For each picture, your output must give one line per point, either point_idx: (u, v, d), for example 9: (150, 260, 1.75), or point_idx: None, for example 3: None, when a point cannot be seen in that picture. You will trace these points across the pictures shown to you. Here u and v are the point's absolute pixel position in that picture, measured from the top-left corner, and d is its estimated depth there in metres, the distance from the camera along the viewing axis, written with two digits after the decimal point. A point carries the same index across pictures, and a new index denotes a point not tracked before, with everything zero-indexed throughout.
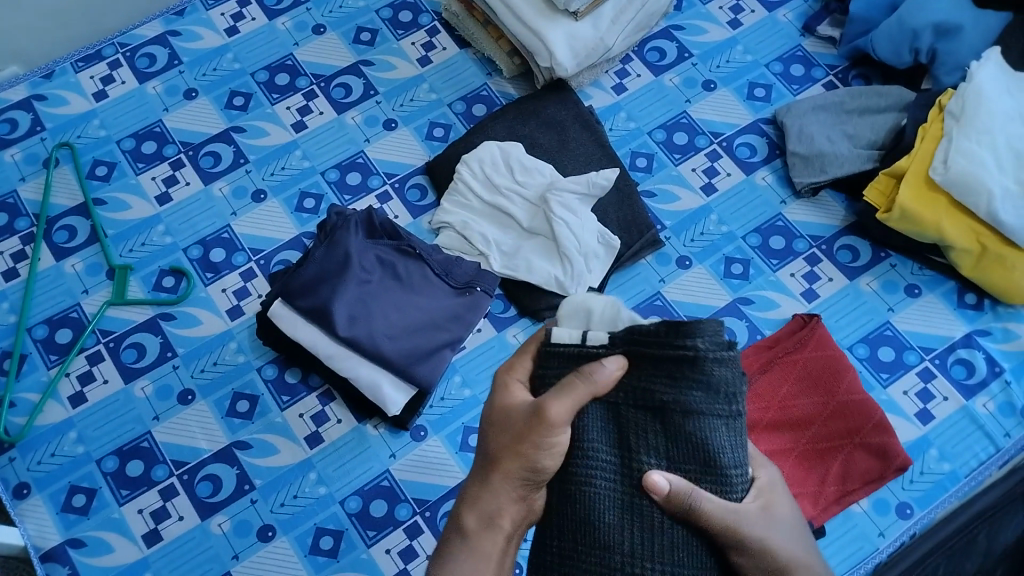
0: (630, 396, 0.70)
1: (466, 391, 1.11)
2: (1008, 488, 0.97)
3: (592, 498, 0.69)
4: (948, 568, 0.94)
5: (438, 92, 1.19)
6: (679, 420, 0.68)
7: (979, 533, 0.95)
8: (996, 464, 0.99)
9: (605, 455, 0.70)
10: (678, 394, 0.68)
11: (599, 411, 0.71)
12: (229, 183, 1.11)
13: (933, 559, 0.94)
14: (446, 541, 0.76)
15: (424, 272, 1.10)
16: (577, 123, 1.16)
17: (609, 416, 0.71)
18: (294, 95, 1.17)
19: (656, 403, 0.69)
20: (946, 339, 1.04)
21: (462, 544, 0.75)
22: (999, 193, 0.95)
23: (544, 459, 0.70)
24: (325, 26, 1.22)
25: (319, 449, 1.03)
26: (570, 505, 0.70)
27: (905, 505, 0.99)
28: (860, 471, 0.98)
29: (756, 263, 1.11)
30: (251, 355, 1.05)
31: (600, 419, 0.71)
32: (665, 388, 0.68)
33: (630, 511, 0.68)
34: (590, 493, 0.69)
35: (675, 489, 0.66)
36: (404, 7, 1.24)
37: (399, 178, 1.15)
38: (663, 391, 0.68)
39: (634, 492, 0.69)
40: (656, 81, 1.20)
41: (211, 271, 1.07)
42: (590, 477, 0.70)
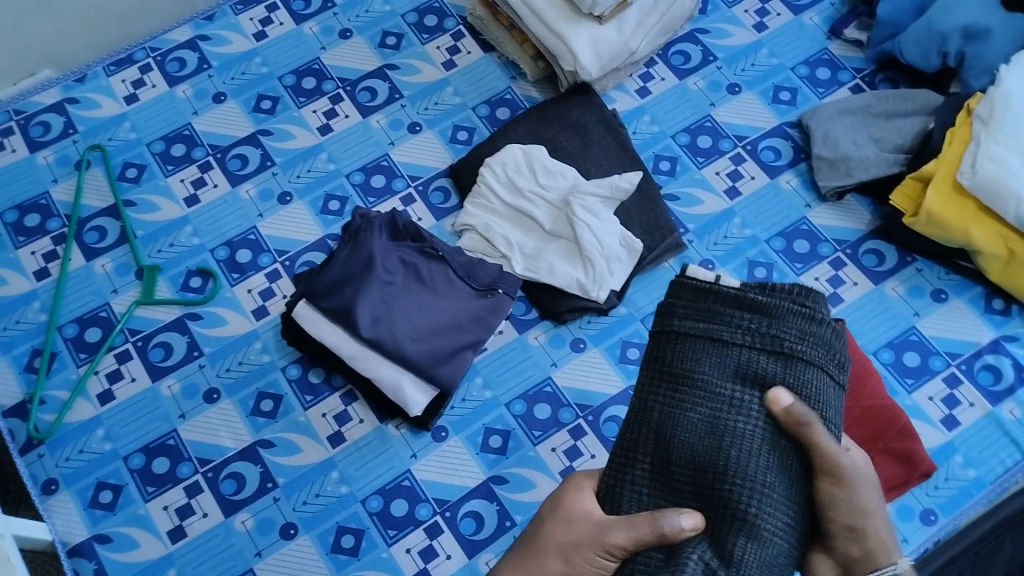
0: (756, 332, 0.70)
1: (487, 392, 1.11)
2: None
3: (698, 426, 0.69)
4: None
5: (462, 96, 1.30)
6: (804, 364, 0.69)
7: (1003, 541, 0.98)
8: (1021, 471, 1.03)
9: (718, 388, 0.70)
10: (807, 346, 0.69)
11: (722, 340, 0.70)
12: (256, 186, 1.23)
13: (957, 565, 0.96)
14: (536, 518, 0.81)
15: (447, 273, 1.11)
16: (600, 127, 1.21)
17: (734, 351, 0.70)
18: (321, 99, 1.29)
19: (784, 351, 0.69)
20: (972, 346, 1.09)
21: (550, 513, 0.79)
22: None
23: (651, 387, 0.72)
24: (351, 30, 1.34)
25: (341, 448, 1.08)
26: (671, 431, 0.70)
27: (929, 511, 1.01)
28: (883, 479, 0.99)
29: (780, 267, 1.15)
30: (275, 355, 1.14)
31: (714, 346, 0.70)
32: (795, 340, 0.69)
33: (728, 439, 0.68)
34: (694, 421, 0.69)
35: (795, 411, 0.67)
36: (429, 12, 1.36)
37: (424, 180, 1.24)
38: (793, 342, 0.69)
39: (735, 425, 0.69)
40: (682, 85, 1.27)
41: (237, 272, 1.19)
42: (696, 405, 0.70)
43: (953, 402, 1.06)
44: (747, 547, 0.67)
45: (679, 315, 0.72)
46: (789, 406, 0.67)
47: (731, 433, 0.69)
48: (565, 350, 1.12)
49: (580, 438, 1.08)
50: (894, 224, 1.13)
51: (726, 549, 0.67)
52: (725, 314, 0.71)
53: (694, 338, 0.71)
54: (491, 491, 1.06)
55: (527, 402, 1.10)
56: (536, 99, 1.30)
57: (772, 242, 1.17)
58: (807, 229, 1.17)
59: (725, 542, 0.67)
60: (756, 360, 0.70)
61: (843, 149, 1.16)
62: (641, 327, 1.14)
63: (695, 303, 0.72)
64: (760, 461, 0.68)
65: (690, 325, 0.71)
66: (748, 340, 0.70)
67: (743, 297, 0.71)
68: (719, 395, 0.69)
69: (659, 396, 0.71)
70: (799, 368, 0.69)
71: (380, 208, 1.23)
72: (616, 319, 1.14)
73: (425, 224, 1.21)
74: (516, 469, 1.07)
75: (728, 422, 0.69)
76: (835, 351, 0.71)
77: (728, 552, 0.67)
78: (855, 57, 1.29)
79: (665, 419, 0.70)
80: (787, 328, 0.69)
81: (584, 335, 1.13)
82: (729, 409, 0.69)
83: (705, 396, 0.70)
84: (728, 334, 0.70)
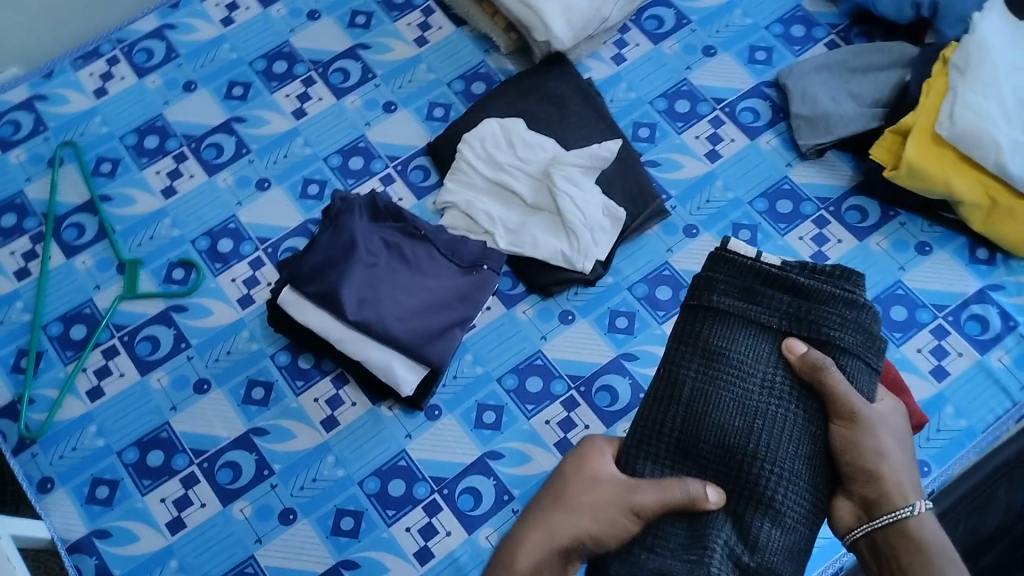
0: (790, 313, 0.76)
1: (478, 368, 1.10)
2: None
3: (730, 398, 0.74)
4: (967, 524, 0.96)
5: (436, 72, 1.28)
6: (835, 346, 0.75)
7: (997, 489, 0.98)
8: (1012, 418, 1.04)
9: (752, 365, 0.75)
10: (841, 329, 0.75)
11: (756, 320, 0.76)
12: (233, 174, 1.22)
13: (952, 514, 0.97)
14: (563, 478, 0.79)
15: (431, 252, 1.10)
16: (577, 97, 1.20)
17: (767, 329, 0.76)
18: (293, 83, 1.27)
19: (818, 333, 0.75)
20: (958, 297, 1.10)
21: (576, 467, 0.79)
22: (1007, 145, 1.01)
23: (687, 359, 0.76)
24: (319, 11, 1.32)
25: (335, 432, 1.08)
26: (707, 404, 0.74)
27: (923, 462, 1.02)
28: None
29: (765, 229, 1.15)
30: (263, 342, 1.13)
31: (748, 325, 0.76)
32: (832, 324, 0.75)
33: (759, 415, 0.73)
34: (727, 393, 0.74)
35: (810, 358, 0.73)
36: None
37: (402, 160, 1.23)
38: (829, 325, 0.75)
39: (768, 400, 0.74)
40: (657, 50, 1.26)
41: (220, 262, 1.18)
42: (731, 381, 0.74)
43: (943, 353, 1.07)
44: (767, 522, 0.71)
45: (718, 292, 0.77)
46: (807, 356, 0.73)
47: (759, 408, 0.74)
48: (554, 323, 1.12)
49: (574, 409, 1.08)
50: (876, 178, 1.13)
51: (749, 521, 0.71)
52: (763, 294, 0.76)
53: (731, 315, 0.76)
54: (487, 466, 1.06)
55: (519, 376, 1.10)
56: (511, 72, 1.29)
57: (756, 203, 1.16)
58: (790, 188, 1.17)
59: (748, 513, 0.71)
60: (790, 339, 0.75)
61: (821, 106, 1.15)
62: (629, 295, 1.13)
63: (736, 280, 0.77)
64: (785, 436, 0.73)
65: (728, 301, 0.76)
66: (782, 320, 0.75)
67: (784, 278, 0.75)
68: (748, 370, 0.75)
69: (695, 371, 0.75)
70: (828, 348, 0.75)
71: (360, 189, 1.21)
72: (603, 289, 1.14)
73: (407, 204, 1.20)
74: (511, 444, 1.07)
75: (759, 398, 0.74)
76: (868, 337, 0.76)
77: (752, 525, 0.71)
78: (828, 12, 1.28)
79: (697, 393, 0.75)
80: (823, 311, 0.75)
81: (573, 307, 1.13)
82: (757, 383, 0.74)
83: (737, 372, 0.75)
84: (762, 313, 0.76)
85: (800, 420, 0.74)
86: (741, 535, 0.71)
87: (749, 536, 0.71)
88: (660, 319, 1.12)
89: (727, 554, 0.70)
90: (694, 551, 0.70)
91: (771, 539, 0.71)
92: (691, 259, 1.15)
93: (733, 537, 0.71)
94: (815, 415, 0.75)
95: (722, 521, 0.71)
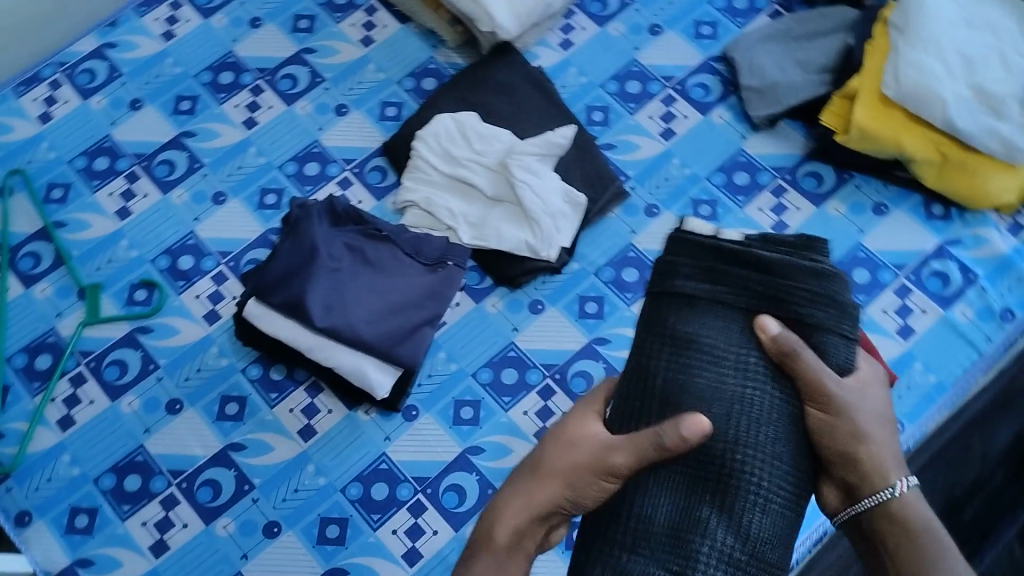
0: (758, 292, 0.70)
1: (452, 365, 1.10)
2: (1002, 388, 1.06)
3: (703, 389, 0.68)
4: (947, 477, 1.03)
5: (385, 71, 1.27)
6: (809, 323, 0.70)
7: (974, 440, 1.04)
8: (980, 369, 1.05)
9: (724, 352, 0.69)
10: (813, 304, 0.69)
11: (725, 302, 0.70)
12: (188, 190, 1.20)
13: (933, 468, 1.02)
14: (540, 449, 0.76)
15: (395, 252, 1.10)
16: (528, 86, 1.20)
17: (737, 311, 0.70)
18: (241, 92, 1.26)
19: (789, 312, 0.69)
20: (918, 254, 1.11)
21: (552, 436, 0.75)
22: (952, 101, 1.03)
23: (655, 351, 0.70)
24: (261, 19, 1.31)
25: (313, 441, 1.07)
26: (678, 397, 0.69)
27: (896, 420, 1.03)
28: None
29: (725, 203, 1.16)
30: (233, 357, 1.12)
31: (718, 309, 0.70)
32: (802, 300, 0.69)
33: (733, 405, 0.68)
34: (699, 384, 0.69)
35: (783, 339, 0.68)
36: None
37: (358, 162, 1.22)
38: (800, 302, 0.69)
39: (742, 388, 0.68)
40: (604, 32, 1.26)
41: (182, 279, 1.16)
42: (701, 370, 0.69)
43: (907, 311, 1.09)
44: (756, 515, 0.66)
45: (681, 272, 0.71)
46: (779, 335, 0.68)
47: (737, 396, 0.68)
48: (524, 313, 1.12)
49: (551, 398, 1.08)
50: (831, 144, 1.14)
51: (735, 517, 0.66)
52: (729, 273, 0.70)
53: (698, 300, 0.70)
54: (469, 463, 1.05)
55: (493, 369, 1.10)
56: (460, 66, 1.28)
57: (716, 177, 1.17)
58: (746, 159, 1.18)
59: (732, 506, 0.66)
60: (762, 320, 0.69)
61: (769, 76, 1.17)
62: (596, 280, 1.13)
63: (698, 261, 0.71)
64: (763, 421, 0.68)
65: (694, 285, 0.70)
66: (751, 301, 0.70)
67: (750, 253, 0.70)
68: (722, 354, 0.69)
69: (662, 362, 0.70)
70: (802, 326, 0.70)
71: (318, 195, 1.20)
72: (570, 275, 1.14)
73: (366, 206, 1.19)
74: (491, 437, 1.06)
75: (733, 387, 0.68)
76: (843, 309, 0.70)
77: (739, 520, 0.66)
78: None
79: (669, 381, 0.69)
80: (794, 287, 0.69)
81: (542, 295, 1.13)
82: (731, 368, 0.69)
83: (711, 358, 0.69)
84: (730, 294, 0.70)
85: (782, 405, 0.69)
86: (729, 532, 0.66)
87: (735, 533, 0.66)
88: (628, 300, 1.12)
89: (711, 553, 0.66)
90: (677, 551, 0.66)
91: (758, 530, 0.66)
92: (655, 237, 1.15)
93: (721, 533, 0.66)
94: (797, 397, 0.70)
95: (707, 520, 0.66)
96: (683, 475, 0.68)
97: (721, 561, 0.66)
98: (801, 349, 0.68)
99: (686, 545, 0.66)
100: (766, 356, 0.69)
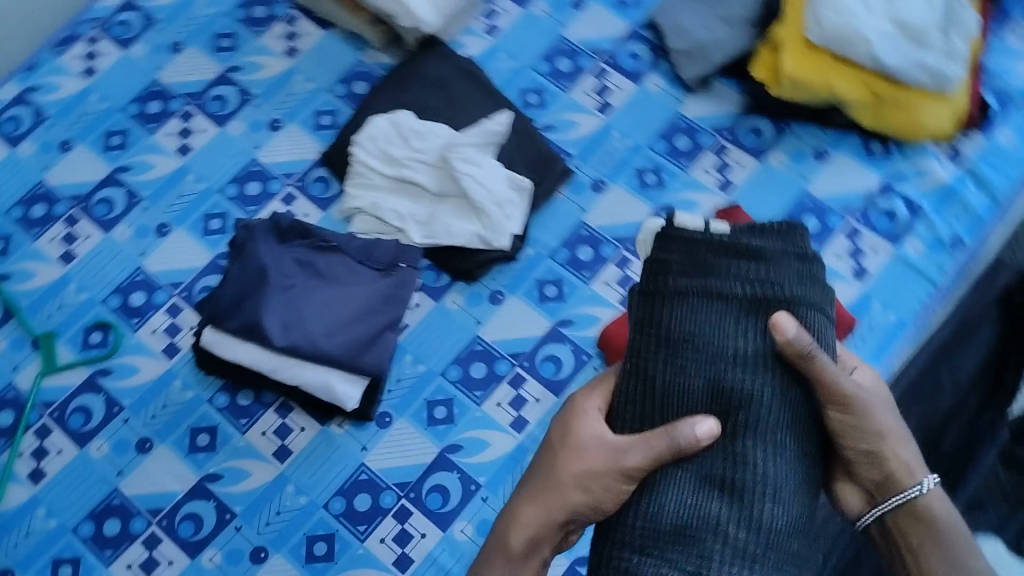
0: (756, 279, 0.67)
1: (421, 366, 1.09)
2: (957, 319, 1.05)
3: (706, 385, 0.66)
4: (920, 413, 1.01)
5: (314, 80, 1.25)
6: (805, 307, 0.67)
7: (942, 374, 1.03)
8: (938, 302, 1.06)
9: (724, 343, 0.66)
10: (804, 287, 0.68)
11: (718, 294, 0.67)
12: (130, 225, 1.18)
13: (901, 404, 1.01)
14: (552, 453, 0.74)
15: (346, 262, 1.09)
16: (459, 77, 1.18)
17: (735, 301, 0.67)
18: (171, 120, 1.23)
19: (785, 296, 0.67)
20: (864, 195, 1.12)
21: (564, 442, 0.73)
22: (877, 38, 1.03)
23: (652, 353, 0.68)
24: (182, 42, 1.28)
25: (290, 461, 1.06)
26: (680, 396, 0.66)
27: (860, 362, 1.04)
28: None
29: (670, 171, 1.15)
30: (198, 388, 1.10)
31: (714, 301, 0.67)
32: (795, 284, 0.67)
33: (740, 400, 0.65)
34: (702, 380, 0.66)
35: (800, 341, 0.65)
36: (256, 3, 1.30)
37: (299, 175, 1.20)
38: (793, 285, 0.67)
39: (747, 382, 0.66)
40: (528, 13, 1.25)
41: (136, 316, 1.13)
42: (703, 366, 0.66)
43: (861, 253, 1.09)
44: (769, 509, 0.63)
45: (671, 267, 0.69)
46: (797, 335, 0.65)
47: (743, 389, 0.65)
48: (485, 306, 1.11)
49: (522, 386, 1.07)
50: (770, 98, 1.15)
51: (751, 516, 0.63)
52: (720, 264, 0.68)
53: (691, 295, 0.67)
54: (449, 462, 1.04)
55: (462, 365, 1.09)
56: (389, 64, 1.26)
57: (659, 146, 1.17)
58: (688, 124, 1.18)
59: (745, 504, 0.63)
60: (761, 311, 0.67)
61: (696, 37, 1.16)
62: (552, 262, 1.13)
63: (686, 257, 0.69)
64: (771, 413, 0.65)
65: (685, 280, 0.68)
66: (750, 289, 0.67)
67: (737, 243, 0.68)
68: (722, 351, 0.66)
69: (661, 364, 0.67)
70: (802, 313, 0.67)
71: (264, 214, 1.18)
72: (526, 261, 1.13)
73: (313, 219, 1.17)
74: (467, 433, 1.05)
75: (736, 380, 0.66)
76: (825, 290, 0.70)
77: (755, 517, 0.63)
78: None
79: (670, 383, 0.67)
80: (787, 276, 0.67)
81: (500, 285, 1.12)
82: (733, 362, 0.66)
83: (709, 356, 0.66)
84: (727, 284, 0.67)
85: (786, 397, 0.66)
86: (745, 528, 0.63)
87: (750, 529, 0.63)
88: (587, 278, 1.12)
89: (726, 551, 0.62)
90: (691, 550, 0.63)
91: (773, 527, 0.63)
92: (604, 212, 1.14)
93: (735, 533, 0.63)
94: (801, 389, 0.68)
95: (722, 521, 0.63)
96: (694, 476, 0.65)
97: (738, 560, 0.62)
98: (815, 346, 0.65)
99: (699, 543, 0.63)
100: (770, 356, 0.66)
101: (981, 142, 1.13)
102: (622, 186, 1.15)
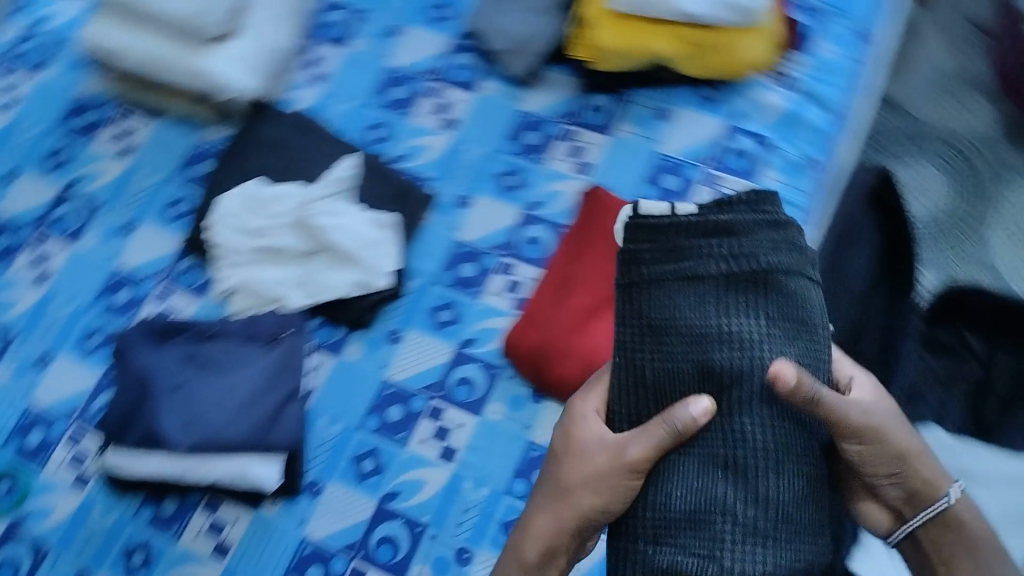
0: (729, 257, 0.57)
1: (337, 425, 0.87)
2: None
3: (700, 367, 0.56)
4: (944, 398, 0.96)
5: (161, 171, 1.03)
6: (786, 275, 0.56)
7: (996, 381, 0.96)
8: None
9: (711, 321, 0.56)
10: (784, 255, 0.57)
11: (696, 276, 0.57)
12: (8, 367, 0.94)
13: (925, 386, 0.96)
14: (558, 453, 0.65)
15: (230, 343, 0.89)
16: (302, 133, 0.99)
17: (716, 285, 0.57)
18: (34, 234, 1.00)
19: (764, 270, 0.56)
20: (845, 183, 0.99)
21: (569, 446, 0.64)
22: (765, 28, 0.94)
23: (639, 349, 0.58)
24: (14, 170, 1.05)
25: (231, 554, 0.82)
26: (675, 385, 0.57)
27: None
28: None
29: (613, 153, 0.94)
30: (121, 507, 0.86)
31: (693, 283, 0.57)
32: (775, 254, 0.57)
33: (732, 385, 0.55)
34: (694, 363, 0.56)
35: (802, 388, 0.52)
36: (82, 109, 1.08)
37: (167, 270, 0.97)
38: (768, 256, 0.57)
39: (742, 364, 0.55)
40: (355, 53, 1.06)
41: (38, 454, 0.89)
42: (689, 348, 0.56)
43: (822, 189, 0.90)
44: (774, 484, 0.53)
45: (639, 261, 0.59)
46: (793, 375, 0.52)
47: (735, 368, 0.55)
48: (386, 349, 0.89)
49: (479, 412, 0.85)
50: (701, 80, 0.96)
51: (758, 491, 0.53)
52: (695, 247, 0.58)
53: (669, 281, 0.58)
54: (393, 510, 0.82)
55: (382, 411, 0.87)
56: (231, 135, 1.05)
57: (601, 142, 0.95)
58: (616, 105, 0.97)
59: (751, 481, 0.53)
60: (746, 290, 0.56)
61: None
62: (441, 288, 0.91)
63: (656, 242, 0.59)
64: (775, 394, 0.55)
65: (659, 269, 0.58)
66: (728, 270, 0.56)
67: (706, 221, 0.58)
68: (706, 347, 0.56)
69: (642, 355, 0.58)
70: (790, 287, 0.56)
71: (142, 316, 0.95)
72: (413, 294, 0.92)
73: (189, 313, 0.95)
74: (406, 477, 0.83)
75: (725, 361, 0.55)
76: (809, 255, 0.59)
77: (761, 494, 0.53)
78: None
79: (665, 377, 0.57)
80: (758, 253, 0.57)
81: (397, 323, 0.90)
82: (719, 345, 0.55)
83: (693, 339, 0.56)
84: (702, 267, 0.57)
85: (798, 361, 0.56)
86: (751, 504, 0.53)
87: (761, 505, 0.53)
88: (504, 289, 0.90)
89: (737, 530, 0.52)
90: (701, 535, 0.53)
91: (786, 505, 0.53)
92: (535, 222, 0.93)
93: (745, 513, 0.53)
94: (816, 353, 0.57)
95: (728, 501, 0.53)
96: (707, 471, 0.54)
97: (749, 538, 0.52)
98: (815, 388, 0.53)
99: (709, 529, 0.53)
100: (768, 373, 0.55)
101: (806, 61, 0.95)
102: (545, 195, 0.94)
